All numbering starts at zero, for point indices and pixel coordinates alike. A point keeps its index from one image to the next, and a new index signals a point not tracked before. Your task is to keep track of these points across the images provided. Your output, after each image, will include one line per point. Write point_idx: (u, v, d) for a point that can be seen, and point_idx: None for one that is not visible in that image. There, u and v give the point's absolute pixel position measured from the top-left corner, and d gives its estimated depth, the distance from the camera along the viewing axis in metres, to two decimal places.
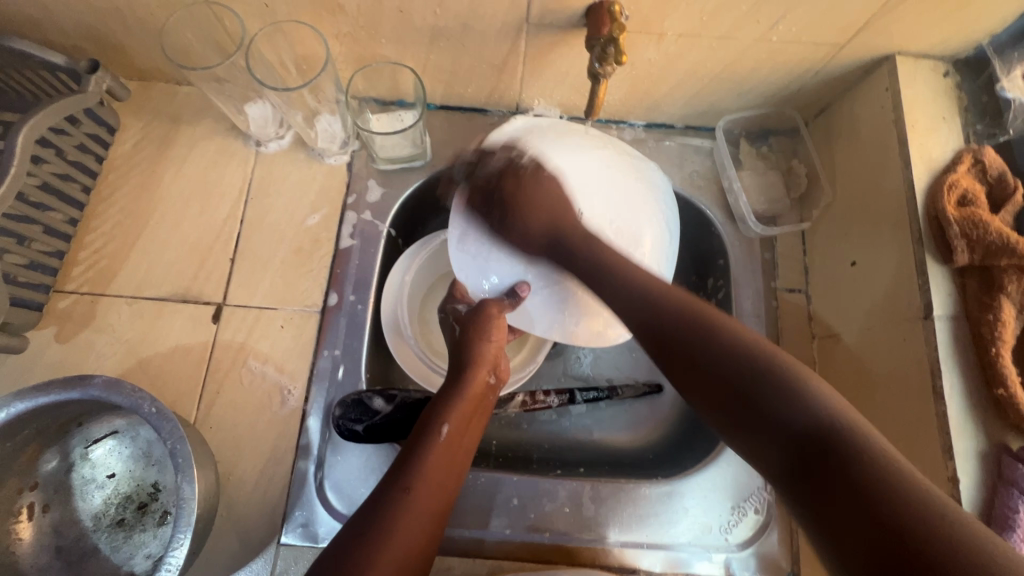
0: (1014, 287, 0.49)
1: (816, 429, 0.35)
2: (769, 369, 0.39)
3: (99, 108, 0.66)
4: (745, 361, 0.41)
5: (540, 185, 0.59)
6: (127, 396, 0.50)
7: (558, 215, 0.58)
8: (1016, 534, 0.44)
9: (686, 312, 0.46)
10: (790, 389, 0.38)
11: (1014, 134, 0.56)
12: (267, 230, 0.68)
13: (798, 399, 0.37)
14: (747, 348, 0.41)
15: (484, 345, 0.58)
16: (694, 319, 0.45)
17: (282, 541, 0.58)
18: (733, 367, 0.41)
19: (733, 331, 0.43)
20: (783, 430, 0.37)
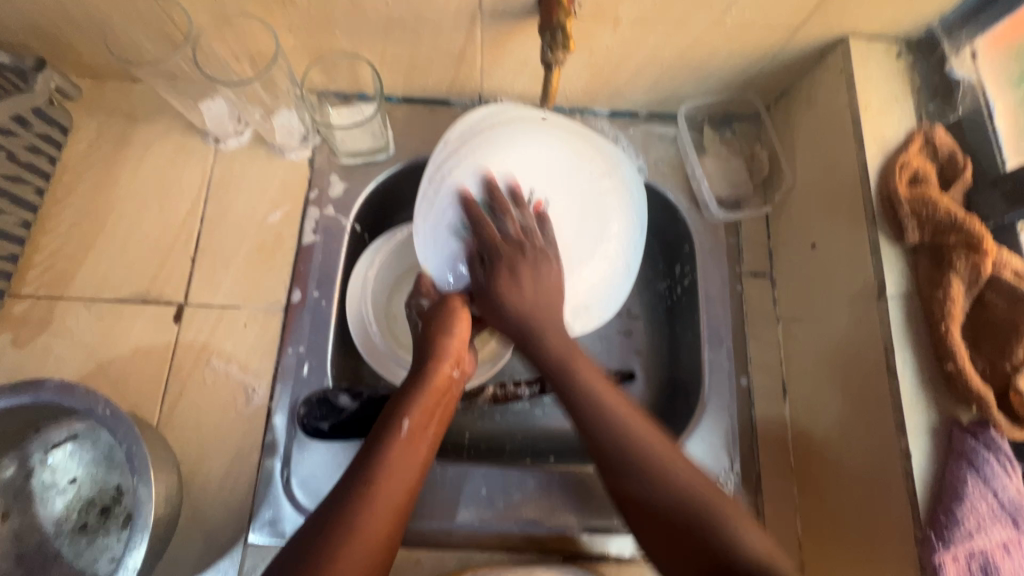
0: (963, 265, 0.48)
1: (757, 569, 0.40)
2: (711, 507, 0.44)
3: (49, 107, 0.65)
4: (677, 502, 0.45)
5: (534, 274, 0.58)
6: (81, 399, 0.49)
7: (536, 307, 0.57)
8: (964, 505, 0.44)
9: (634, 450, 0.48)
10: (725, 532, 0.42)
11: (963, 112, 0.56)
12: (228, 229, 0.67)
13: (730, 546, 0.42)
14: (692, 494, 0.45)
15: (448, 338, 0.57)
16: (632, 447, 0.48)
17: (249, 540, 0.57)
18: (676, 516, 0.44)
19: (676, 472, 0.46)
20: (722, 568, 0.41)
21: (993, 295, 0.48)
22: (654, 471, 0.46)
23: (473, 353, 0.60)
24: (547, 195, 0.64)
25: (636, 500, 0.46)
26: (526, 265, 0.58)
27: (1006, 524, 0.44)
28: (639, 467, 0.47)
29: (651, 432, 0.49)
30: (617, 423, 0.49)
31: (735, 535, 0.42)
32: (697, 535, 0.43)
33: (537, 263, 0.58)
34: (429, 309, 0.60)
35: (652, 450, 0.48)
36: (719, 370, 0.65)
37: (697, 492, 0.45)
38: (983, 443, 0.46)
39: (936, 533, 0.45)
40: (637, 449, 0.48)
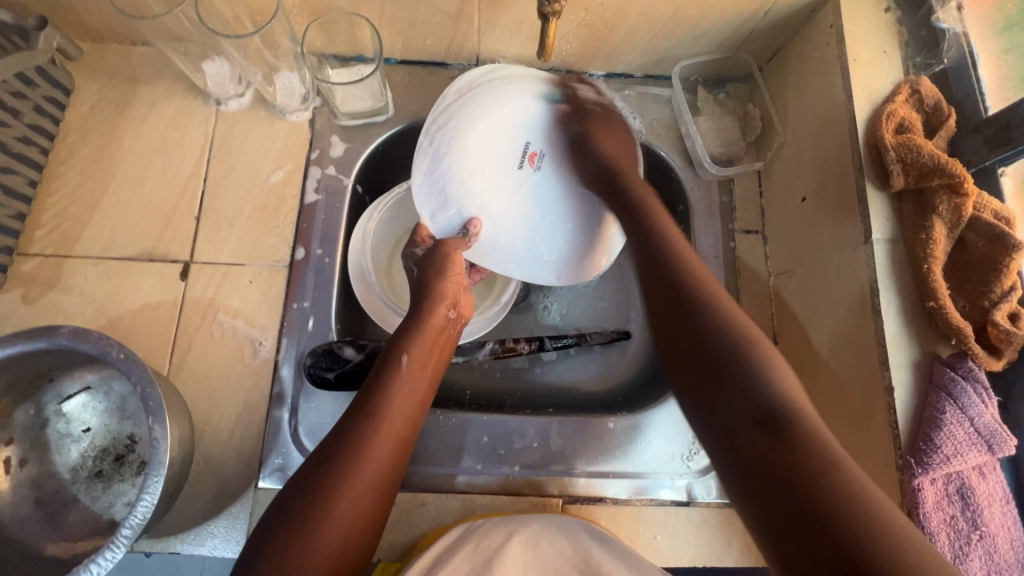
0: (945, 207, 0.50)
1: (779, 413, 0.38)
2: (748, 363, 0.42)
3: (51, 67, 0.65)
4: (734, 348, 0.43)
5: (607, 132, 0.65)
6: (95, 343, 0.50)
7: (619, 162, 0.63)
8: (942, 432, 0.46)
9: (700, 285, 0.49)
10: (762, 367, 0.42)
11: (949, 62, 0.58)
12: (231, 188, 0.68)
13: (768, 381, 0.40)
14: (736, 336, 0.44)
15: (444, 280, 0.59)
16: (687, 282, 0.49)
17: (261, 485, 0.60)
18: (714, 343, 0.44)
19: (728, 312, 0.47)
20: (753, 403, 0.39)
21: (973, 235, 0.50)
22: (708, 301, 0.48)
23: (469, 296, 0.62)
24: (541, 148, 0.67)
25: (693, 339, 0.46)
26: (605, 132, 0.65)
27: (981, 450, 0.47)
28: (736, 350, 0.43)
29: (701, 270, 0.51)
30: (682, 275, 0.50)
31: (768, 368, 0.41)
32: (739, 369, 0.42)
33: (601, 124, 0.66)
34: (424, 256, 0.62)
35: (730, 313, 0.46)
36: None
37: (742, 344, 0.43)
38: (961, 374, 0.48)
39: (914, 460, 0.47)
40: (690, 284, 0.49)
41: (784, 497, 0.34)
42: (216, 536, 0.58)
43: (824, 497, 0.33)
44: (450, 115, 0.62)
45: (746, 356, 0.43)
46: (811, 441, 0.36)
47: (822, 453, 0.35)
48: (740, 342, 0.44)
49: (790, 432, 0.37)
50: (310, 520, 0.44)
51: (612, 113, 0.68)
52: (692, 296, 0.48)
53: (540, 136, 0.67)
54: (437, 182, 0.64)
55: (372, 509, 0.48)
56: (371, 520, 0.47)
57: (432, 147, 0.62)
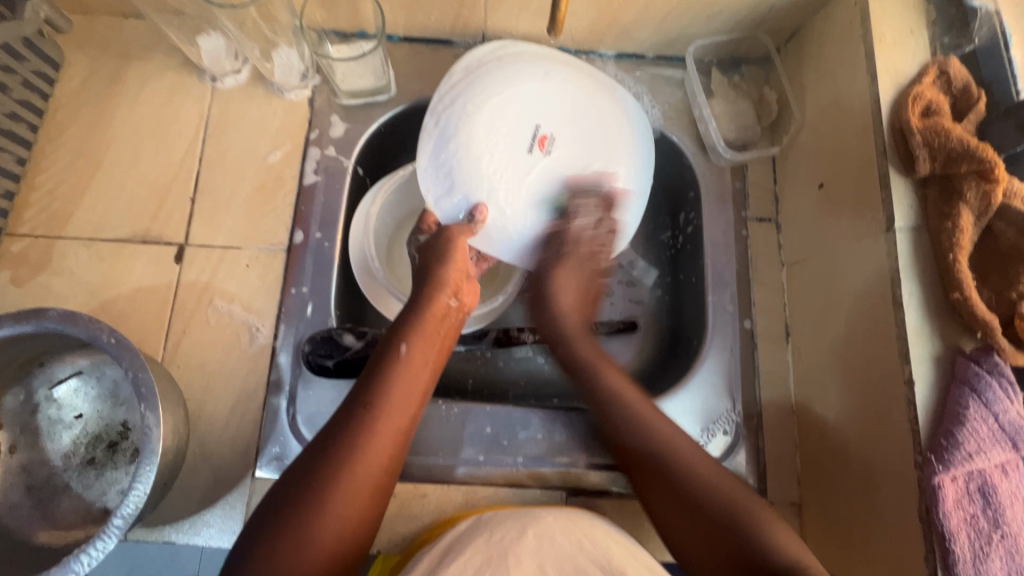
0: (974, 194, 0.48)
1: (792, 572, 0.45)
2: (746, 528, 0.48)
3: (38, 38, 0.62)
4: (723, 513, 0.49)
5: (567, 284, 0.63)
6: (84, 327, 0.48)
7: (570, 316, 0.64)
8: (965, 428, 0.45)
9: (670, 445, 0.54)
10: (762, 538, 0.47)
11: (979, 43, 0.55)
12: (227, 169, 0.66)
13: (768, 545, 0.47)
14: (719, 496, 0.50)
15: (445, 267, 0.58)
16: (649, 435, 0.54)
17: (258, 475, 0.58)
18: (695, 505, 0.51)
19: (698, 471, 0.52)
20: (762, 567, 0.46)
21: (1001, 225, 0.49)
22: (677, 466, 0.53)
23: (472, 284, 0.60)
24: (553, 131, 0.61)
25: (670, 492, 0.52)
26: (572, 269, 0.63)
27: (1004, 446, 0.45)
28: (723, 512, 0.49)
29: (669, 424, 0.55)
30: (644, 427, 0.55)
31: (766, 531, 0.48)
32: (736, 532, 0.48)
33: (571, 264, 0.63)
34: (427, 242, 0.60)
35: (693, 461, 0.53)
36: (724, 313, 0.65)
37: (737, 513, 0.49)
38: (986, 368, 0.46)
39: (935, 456, 0.45)
40: (659, 440, 0.54)
41: None
42: (211, 526, 0.57)
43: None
44: (460, 92, 0.60)
45: (737, 523, 0.49)
46: None
47: None
48: (730, 502, 0.50)
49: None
50: (306, 513, 0.43)
51: (625, 94, 0.65)
52: (648, 449, 0.54)
53: (552, 117, 0.61)
54: (443, 161, 0.59)
55: (368, 499, 0.46)
56: (367, 510, 0.46)
57: (440, 125, 0.59)
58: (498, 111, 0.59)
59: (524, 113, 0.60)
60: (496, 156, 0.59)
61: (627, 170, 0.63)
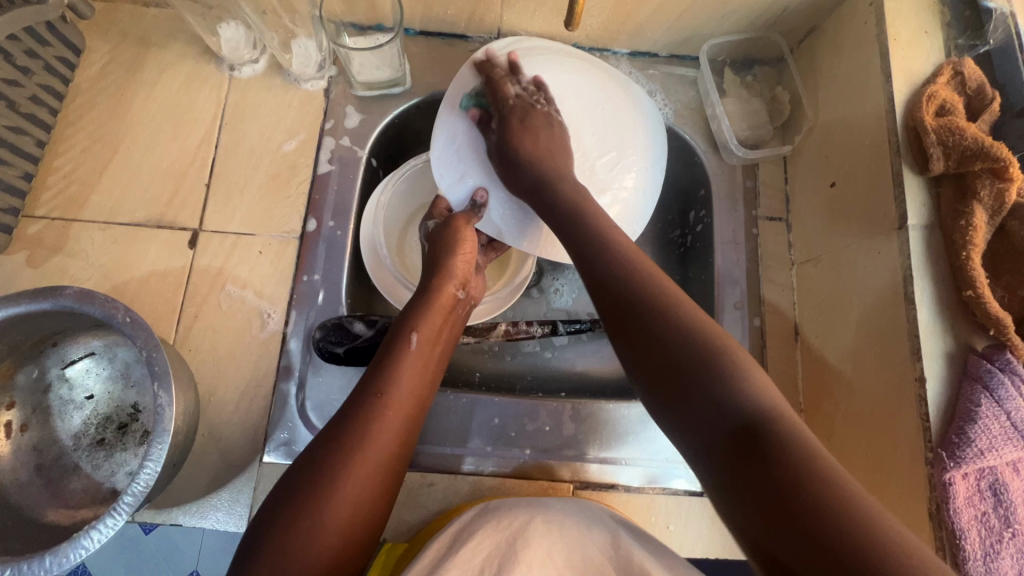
0: (987, 193, 0.48)
1: (750, 417, 0.36)
2: (710, 360, 0.39)
3: (61, 24, 0.63)
4: (693, 351, 0.40)
5: (534, 133, 0.57)
6: (100, 305, 0.49)
7: (546, 167, 0.56)
8: (977, 425, 0.44)
9: (671, 301, 0.43)
10: (722, 371, 0.38)
11: (994, 44, 0.55)
12: (243, 156, 0.66)
13: (737, 383, 0.37)
14: (687, 335, 0.41)
15: (452, 258, 0.58)
16: (631, 275, 0.46)
17: (266, 459, 0.58)
18: (665, 345, 0.41)
19: (674, 316, 0.42)
20: (722, 413, 0.37)
21: (1016, 223, 0.48)
22: (668, 316, 0.42)
23: (478, 279, 0.62)
24: (566, 121, 0.60)
25: (641, 337, 0.42)
26: (535, 125, 0.57)
27: (1017, 445, 0.45)
28: (704, 362, 0.39)
29: (656, 272, 0.46)
30: (631, 282, 0.45)
31: (738, 371, 0.38)
32: (698, 367, 0.39)
33: (533, 123, 0.57)
34: (434, 230, 0.61)
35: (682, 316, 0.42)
36: (732, 310, 0.66)
37: (712, 346, 0.40)
38: (998, 366, 0.46)
39: (947, 453, 0.45)
40: (642, 286, 0.45)
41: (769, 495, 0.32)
42: (218, 509, 0.57)
43: (813, 498, 0.31)
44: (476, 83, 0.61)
45: (709, 352, 0.40)
46: (781, 434, 0.34)
47: (798, 445, 0.34)
48: (700, 344, 0.40)
49: (769, 436, 0.34)
50: (319, 501, 0.43)
51: (637, 90, 0.65)
52: (624, 292, 0.45)
53: (565, 108, 0.60)
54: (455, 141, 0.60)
55: (380, 489, 0.46)
56: (378, 500, 0.46)
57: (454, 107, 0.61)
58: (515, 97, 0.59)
59: (539, 104, 0.60)
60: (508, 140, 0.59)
61: (641, 165, 0.62)
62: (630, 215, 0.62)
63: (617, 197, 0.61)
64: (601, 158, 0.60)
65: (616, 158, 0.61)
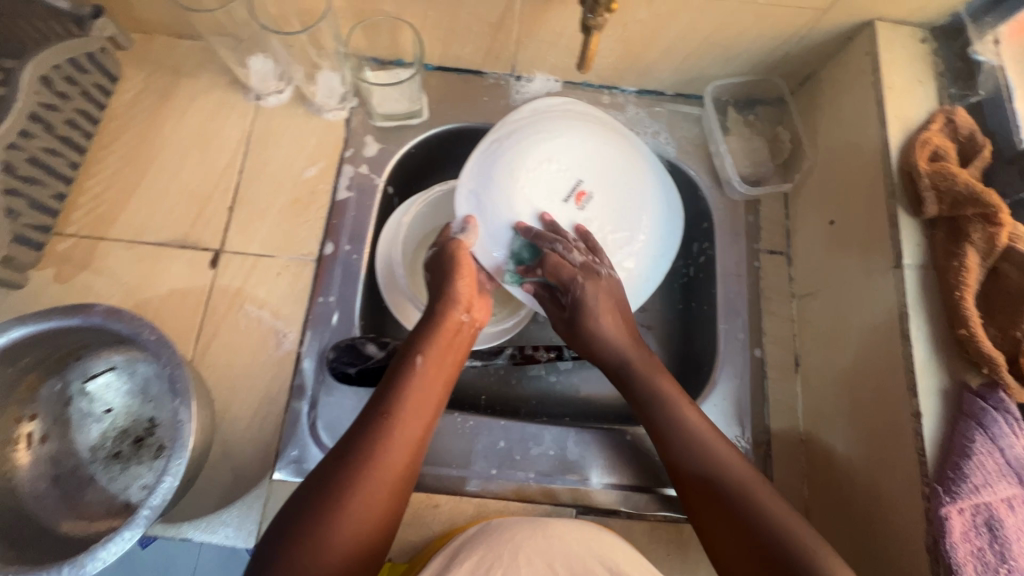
0: (979, 236, 0.50)
1: None
2: (793, 541, 0.46)
3: (101, 54, 0.67)
4: (782, 539, 0.46)
5: (606, 303, 0.63)
6: (127, 323, 0.51)
7: (625, 342, 0.62)
8: (971, 461, 0.46)
9: (739, 484, 0.51)
10: (809, 555, 0.45)
11: (985, 94, 0.58)
12: (266, 181, 0.69)
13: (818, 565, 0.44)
14: (772, 520, 0.48)
15: (454, 283, 0.61)
16: (712, 466, 0.52)
17: (276, 476, 0.60)
18: (763, 543, 0.47)
19: (766, 504, 0.49)
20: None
21: (1006, 266, 0.50)
22: (748, 505, 0.49)
23: (482, 302, 0.64)
24: (593, 189, 0.66)
25: (735, 532, 0.49)
26: (601, 292, 0.62)
27: (1011, 481, 0.46)
28: (789, 549, 0.46)
29: (734, 456, 0.53)
30: (707, 461, 0.53)
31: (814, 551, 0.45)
32: (790, 554, 0.45)
33: (598, 291, 0.62)
34: (434, 260, 0.64)
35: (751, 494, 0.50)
36: (734, 341, 0.68)
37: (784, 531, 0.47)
38: (991, 404, 0.48)
39: (942, 488, 0.46)
40: (711, 459, 0.53)
41: None
42: (228, 525, 0.58)
43: None
44: (506, 140, 0.63)
45: (790, 536, 0.47)
46: None
47: None
48: (774, 524, 0.47)
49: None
50: (326, 515, 0.45)
51: (642, 145, 0.69)
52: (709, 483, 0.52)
53: (593, 178, 0.66)
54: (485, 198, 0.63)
55: (383, 510, 0.48)
56: (382, 521, 0.47)
57: (481, 165, 0.63)
58: (547, 162, 0.64)
59: (572, 165, 0.65)
60: (536, 201, 0.64)
61: (645, 247, 0.68)
62: (635, 285, 0.68)
63: (622, 263, 0.67)
64: (614, 227, 0.67)
65: (627, 238, 0.67)
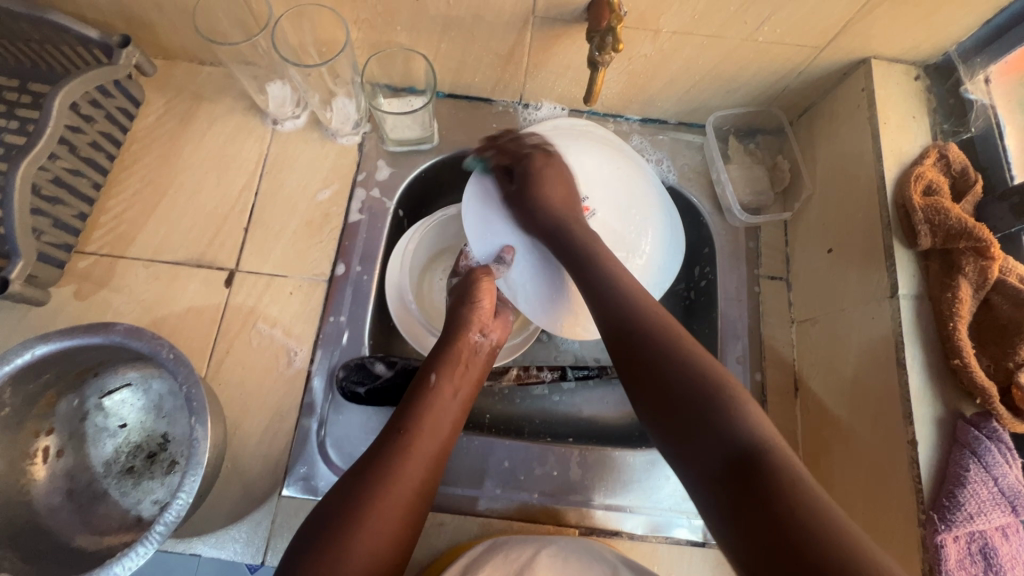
0: (971, 269, 0.52)
1: (749, 446, 0.41)
2: (717, 395, 0.45)
3: (127, 81, 0.70)
4: (702, 387, 0.46)
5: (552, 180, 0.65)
6: (147, 342, 0.53)
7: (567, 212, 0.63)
8: (966, 490, 0.47)
9: (664, 334, 0.51)
10: (732, 409, 0.44)
11: (976, 131, 0.61)
12: (280, 203, 0.72)
13: (732, 423, 0.43)
14: (700, 375, 0.47)
15: (469, 308, 0.63)
16: (641, 319, 0.52)
17: (284, 493, 0.61)
18: (679, 389, 0.46)
19: (693, 357, 0.48)
20: (721, 447, 0.42)
21: (998, 298, 0.52)
22: (670, 352, 0.49)
23: (496, 321, 0.65)
24: (597, 206, 0.67)
25: (652, 378, 0.48)
26: (550, 167, 0.66)
27: (1005, 510, 0.47)
28: (711, 395, 0.45)
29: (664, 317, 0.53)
30: (630, 316, 0.52)
31: (736, 408, 0.44)
32: (710, 404, 0.44)
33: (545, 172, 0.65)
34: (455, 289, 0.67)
35: (672, 344, 0.50)
36: (734, 364, 0.69)
37: (707, 386, 0.46)
38: (985, 434, 0.49)
39: (938, 515, 0.47)
40: (649, 317, 0.52)
41: (768, 521, 0.37)
42: (236, 540, 0.59)
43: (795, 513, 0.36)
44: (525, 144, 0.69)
45: (717, 390, 0.45)
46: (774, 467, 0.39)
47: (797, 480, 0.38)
48: (701, 378, 0.47)
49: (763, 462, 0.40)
50: (347, 528, 0.46)
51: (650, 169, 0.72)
52: (633, 332, 0.51)
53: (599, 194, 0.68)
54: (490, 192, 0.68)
55: (406, 524, 0.50)
56: (404, 534, 0.50)
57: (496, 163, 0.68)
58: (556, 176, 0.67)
59: (585, 179, 0.69)
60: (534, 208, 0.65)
61: (642, 269, 0.67)
62: None
63: None
64: (618, 239, 0.67)
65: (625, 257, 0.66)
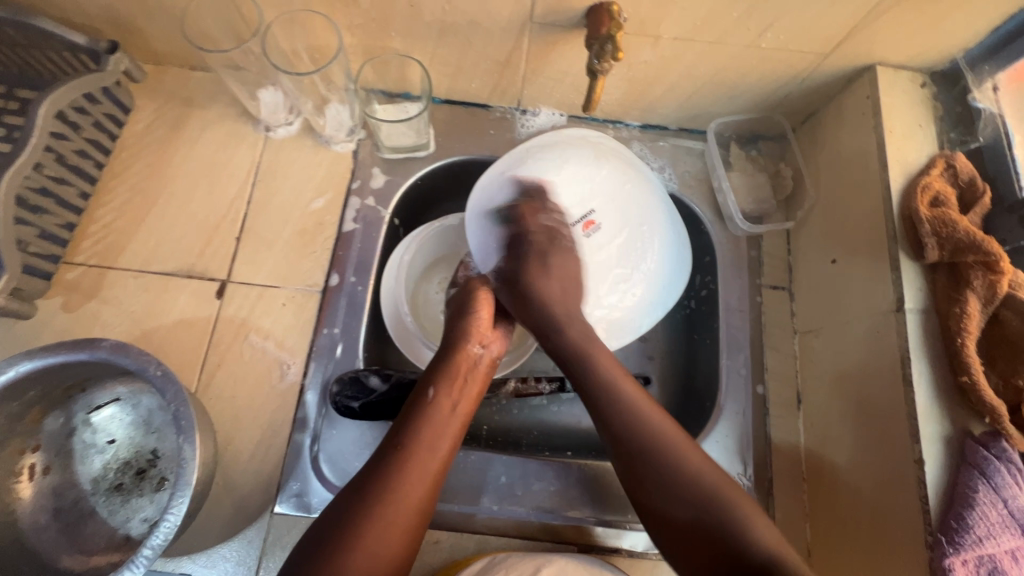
0: (980, 283, 0.51)
1: (763, 564, 0.45)
2: (719, 512, 0.48)
3: (116, 87, 0.68)
4: (704, 506, 0.48)
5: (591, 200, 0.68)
6: (134, 358, 0.51)
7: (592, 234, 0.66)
8: (975, 512, 0.46)
9: (656, 445, 0.52)
10: (738, 533, 0.47)
11: (984, 141, 0.59)
12: (273, 212, 0.70)
13: (744, 532, 0.47)
14: (698, 492, 0.49)
15: (467, 320, 0.62)
16: (635, 434, 0.53)
17: (276, 510, 0.59)
18: (681, 508, 0.49)
19: (689, 466, 0.51)
20: (729, 563, 0.46)
21: (1007, 312, 0.51)
22: (665, 465, 0.51)
23: (497, 333, 0.64)
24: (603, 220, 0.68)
25: (650, 495, 0.50)
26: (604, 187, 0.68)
27: (1015, 533, 0.46)
28: (717, 519, 0.48)
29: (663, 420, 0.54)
30: (633, 429, 0.53)
31: (745, 527, 0.47)
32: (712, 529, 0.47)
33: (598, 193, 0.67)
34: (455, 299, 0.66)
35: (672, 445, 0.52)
36: (736, 377, 0.68)
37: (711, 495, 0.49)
38: (994, 454, 0.48)
39: (946, 538, 0.46)
40: (644, 430, 0.53)
41: None
42: (228, 559, 0.58)
43: None
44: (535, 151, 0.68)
45: (718, 505, 0.48)
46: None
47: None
48: (702, 500, 0.49)
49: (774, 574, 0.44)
50: (341, 551, 0.46)
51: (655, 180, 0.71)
52: (629, 446, 0.52)
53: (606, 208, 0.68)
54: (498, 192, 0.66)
55: (404, 544, 0.49)
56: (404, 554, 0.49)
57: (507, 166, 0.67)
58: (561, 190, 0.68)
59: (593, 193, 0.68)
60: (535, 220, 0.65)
61: (642, 285, 0.68)
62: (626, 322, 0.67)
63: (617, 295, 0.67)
64: (619, 259, 0.67)
65: (627, 274, 0.67)
